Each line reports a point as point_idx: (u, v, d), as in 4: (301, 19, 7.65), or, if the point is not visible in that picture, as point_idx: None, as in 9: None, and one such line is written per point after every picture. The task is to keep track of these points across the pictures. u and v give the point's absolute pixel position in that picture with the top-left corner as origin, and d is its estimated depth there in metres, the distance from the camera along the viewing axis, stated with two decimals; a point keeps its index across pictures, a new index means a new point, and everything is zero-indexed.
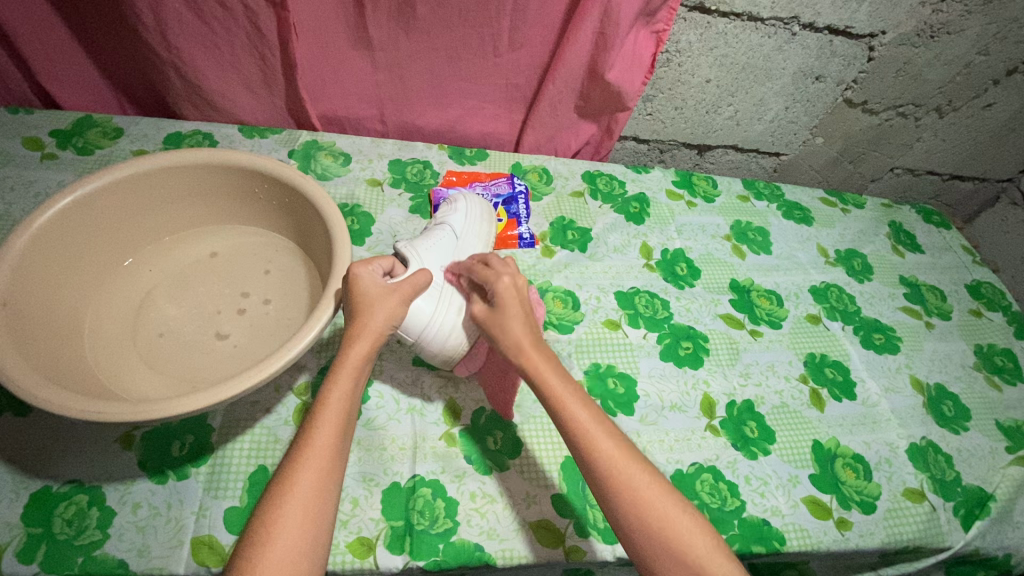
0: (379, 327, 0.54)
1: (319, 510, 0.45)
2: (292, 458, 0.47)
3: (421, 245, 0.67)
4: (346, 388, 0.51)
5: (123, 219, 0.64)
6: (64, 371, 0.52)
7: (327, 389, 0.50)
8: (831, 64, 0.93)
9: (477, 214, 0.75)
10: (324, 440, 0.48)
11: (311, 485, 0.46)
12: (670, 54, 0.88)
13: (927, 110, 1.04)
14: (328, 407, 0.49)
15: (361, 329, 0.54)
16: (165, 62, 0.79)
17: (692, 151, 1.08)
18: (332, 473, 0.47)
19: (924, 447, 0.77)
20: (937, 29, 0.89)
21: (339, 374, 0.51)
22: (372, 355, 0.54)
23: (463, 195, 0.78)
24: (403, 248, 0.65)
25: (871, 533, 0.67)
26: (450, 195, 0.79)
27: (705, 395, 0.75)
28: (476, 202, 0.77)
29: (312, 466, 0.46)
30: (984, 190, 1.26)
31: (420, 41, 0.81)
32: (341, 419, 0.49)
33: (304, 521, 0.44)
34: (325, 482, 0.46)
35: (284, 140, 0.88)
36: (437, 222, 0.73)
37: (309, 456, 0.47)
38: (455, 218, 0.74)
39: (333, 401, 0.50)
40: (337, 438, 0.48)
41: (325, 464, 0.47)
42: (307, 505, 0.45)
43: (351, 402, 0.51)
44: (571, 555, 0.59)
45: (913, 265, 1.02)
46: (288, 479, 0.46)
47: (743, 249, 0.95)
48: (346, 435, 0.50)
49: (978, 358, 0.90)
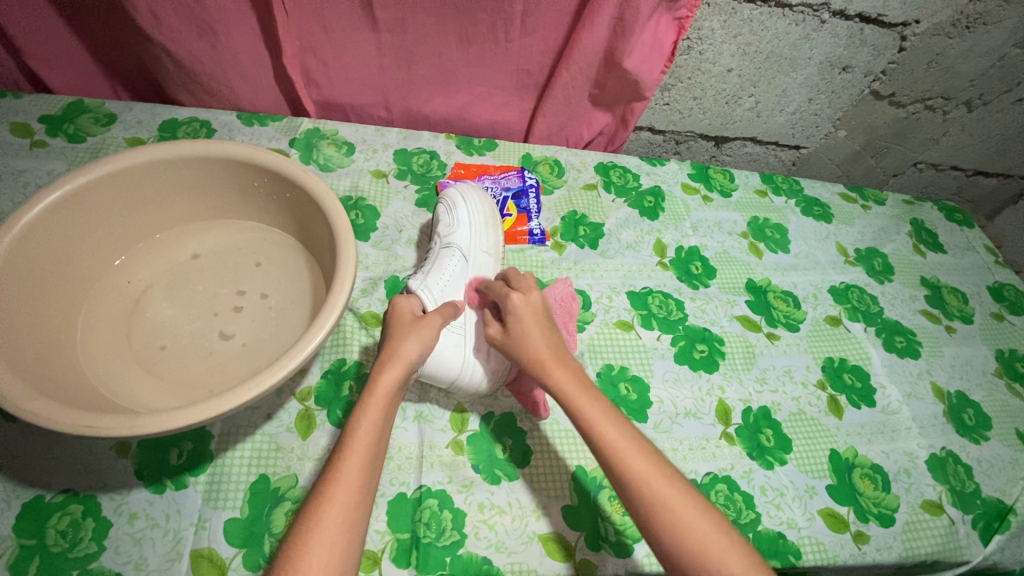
0: (409, 355, 0.53)
1: (343, 551, 0.42)
2: (317, 492, 0.45)
3: (435, 282, 0.66)
4: (375, 418, 0.49)
5: (115, 216, 0.60)
6: (53, 379, 0.50)
7: (357, 418, 0.48)
8: (859, 54, 0.88)
9: (480, 223, 0.72)
10: (352, 474, 0.45)
11: (335, 523, 0.43)
12: (691, 41, 0.83)
13: (956, 104, 1.00)
14: (357, 438, 0.47)
15: (392, 357, 0.53)
16: (159, 44, 0.74)
17: (709, 143, 1.04)
18: (358, 509, 0.45)
19: (944, 457, 0.75)
20: (974, 18, 0.85)
21: (370, 403, 0.49)
22: (402, 384, 0.52)
23: (461, 199, 0.74)
24: (419, 292, 0.63)
25: (889, 547, 0.65)
26: (445, 199, 0.74)
27: (720, 402, 0.72)
28: (474, 203, 0.73)
29: (337, 503, 0.44)
30: (1009, 186, 1.22)
31: (427, 24, 0.76)
32: (370, 450, 0.47)
33: (329, 564, 0.41)
34: (350, 520, 0.44)
35: (285, 128, 0.84)
36: (441, 243, 0.70)
37: (335, 489, 0.44)
38: (459, 235, 0.71)
39: (361, 432, 0.48)
40: (366, 471, 0.46)
41: (352, 498, 0.45)
42: (331, 545, 0.42)
43: (380, 433, 0.48)
44: (581, 569, 0.57)
45: (934, 265, 0.98)
46: (314, 515, 0.43)
47: (760, 247, 0.91)
48: (375, 467, 0.47)
49: (1000, 364, 0.88)
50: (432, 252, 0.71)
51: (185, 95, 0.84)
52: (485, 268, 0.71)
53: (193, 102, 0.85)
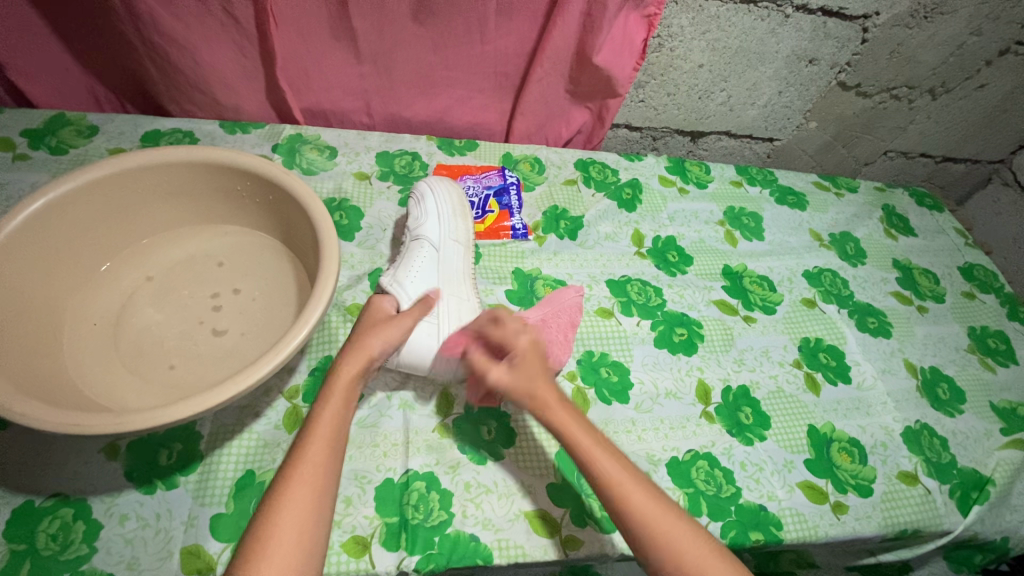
0: (374, 348, 0.55)
1: (310, 526, 0.45)
2: (283, 477, 0.47)
3: (406, 275, 0.66)
4: (337, 404, 0.51)
5: (97, 223, 0.61)
6: (41, 382, 0.50)
7: (318, 408, 0.51)
8: (824, 47, 0.91)
9: (447, 214, 0.74)
10: (315, 458, 0.47)
11: (301, 506, 0.45)
12: (661, 39, 0.86)
13: (921, 92, 1.03)
14: (318, 428, 0.49)
15: (355, 345, 0.55)
16: (141, 54, 0.76)
17: (684, 138, 1.07)
18: (322, 491, 0.47)
19: (919, 430, 0.77)
20: (931, 9, 0.88)
21: (330, 395, 0.51)
22: (364, 375, 0.54)
23: (428, 190, 0.76)
24: (392, 289, 0.63)
25: (869, 517, 0.67)
26: (414, 195, 0.76)
27: (700, 382, 0.74)
28: (440, 195, 0.76)
29: (303, 486, 0.46)
30: (977, 171, 1.27)
31: (404, 29, 0.78)
32: (334, 433, 0.50)
33: (294, 543, 0.43)
34: (314, 500, 0.46)
35: (267, 134, 0.86)
36: (412, 238, 0.72)
37: (298, 472, 0.46)
38: (429, 228, 0.72)
39: (323, 420, 0.50)
40: (327, 456, 0.48)
41: (316, 479, 0.47)
42: (297, 524, 0.44)
43: (339, 421, 0.51)
44: (567, 546, 0.58)
45: (905, 248, 1.01)
46: (280, 499, 0.45)
47: (735, 235, 0.94)
48: (337, 453, 0.49)
49: (972, 340, 0.91)
50: (402, 249, 0.72)
51: (168, 104, 0.85)
52: (456, 257, 0.72)
53: (176, 112, 0.86)
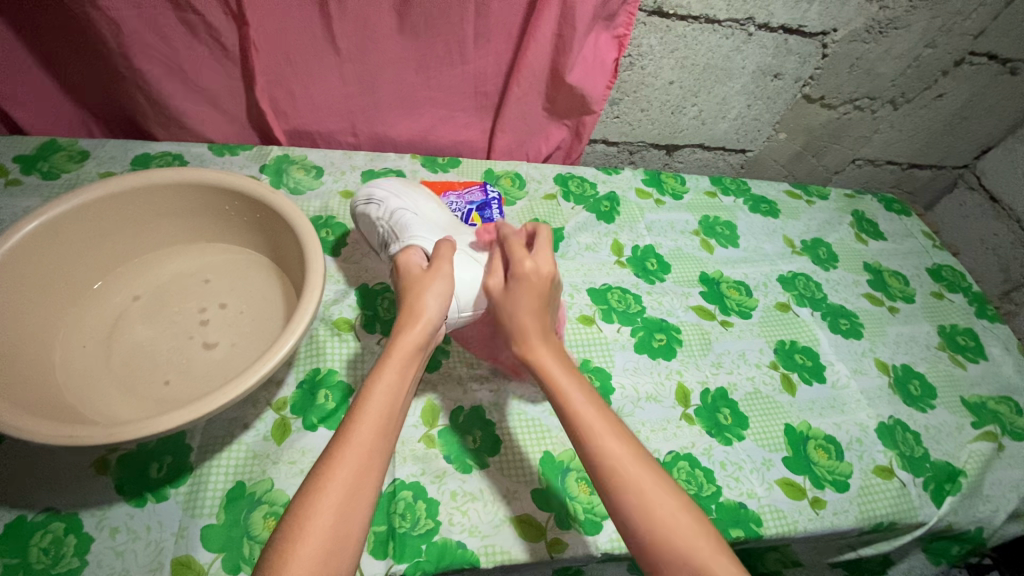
0: (428, 317, 0.54)
1: (351, 506, 0.41)
2: (331, 447, 0.44)
3: (414, 229, 0.66)
4: (391, 379, 0.49)
5: (90, 243, 0.63)
6: (34, 397, 0.52)
7: (372, 379, 0.48)
8: (788, 62, 0.96)
9: (400, 187, 0.75)
10: (367, 429, 0.45)
11: (346, 480, 0.42)
12: (632, 58, 0.90)
13: (883, 103, 1.08)
14: (371, 400, 0.47)
15: (411, 320, 0.54)
16: (131, 81, 0.79)
17: (661, 152, 1.11)
18: (373, 465, 0.44)
19: (892, 425, 0.79)
20: (885, 25, 0.93)
21: (385, 366, 0.49)
22: (422, 346, 0.53)
23: (369, 188, 0.76)
24: (412, 242, 0.64)
25: (846, 511, 0.69)
26: (360, 198, 0.76)
27: (679, 385, 0.77)
28: (384, 184, 0.76)
29: (350, 458, 0.43)
30: (943, 176, 1.33)
31: (386, 53, 0.82)
32: (386, 408, 0.47)
33: (338, 519, 0.41)
34: (361, 475, 0.43)
35: (255, 156, 0.88)
36: (388, 216, 0.71)
37: (348, 445, 0.44)
38: (393, 202, 0.72)
39: (377, 392, 0.48)
40: (381, 429, 0.46)
41: (364, 454, 0.44)
42: (342, 498, 0.42)
43: (395, 394, 0.48)
44: (553, 549, 0.60)
45: (876, 251, 1.05)
46: (326, 470, 0.43)
47: (711, 243, 0.97)
48: (392, 428, 0.47)
49: (942, 338, 0.94)
50: (385, 231, 0.70)
51: (157, 129, 0.88)
52: (432, 211, 0.74)
53: (165, 136, 0.89)
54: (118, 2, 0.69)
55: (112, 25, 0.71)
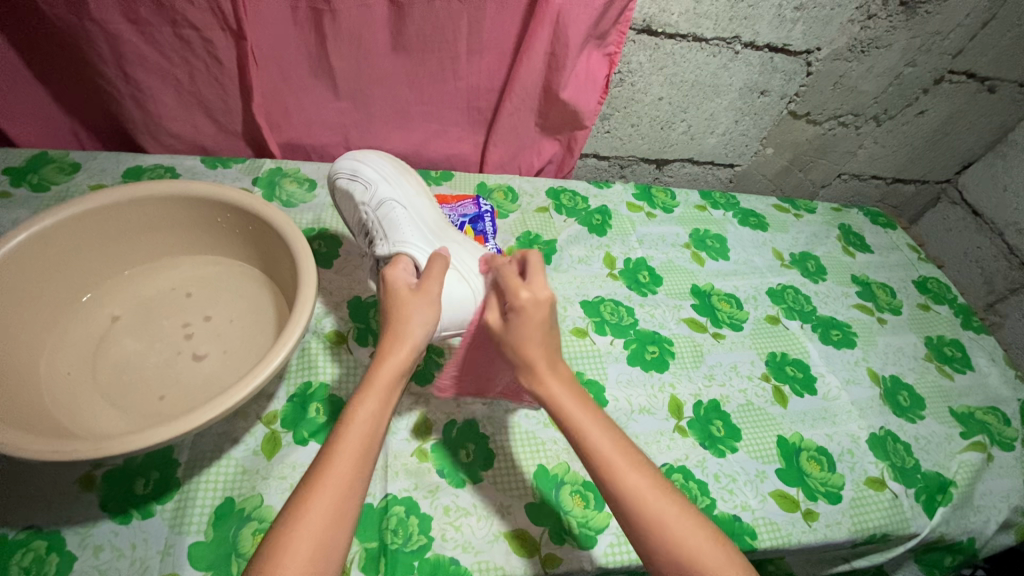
0: (415, 338, 0.52)
1: (325, 545, 0.40)
2: (308, 481, 0.43)
3: (405, 232, 0.64)
4: (372, 409, 0.47)
5: (78, 256, 0.63)
6: (18, 411, 0.51)
7: (354, 407, 0.47)
8: (773, 80, 0.98)
9: (392, 171, 0.73)
10: (346, 463, 0.44)
11: (323, 520, 0.41)
12: (622, 74, 0.92)
13: (866, 119, 1.11)
14: (351, 430, 0.45)
15: (395, 343, 0.51)
16: (124, 94, 0.79)
17: (651, 166, 1.13)
18: (350, 501, 0.43)
19: (883, 437, 0.80)
20: (867, 44, 0.96)
21: (369, 394, 0.47)
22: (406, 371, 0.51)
23: (360, 161, 0.72)
24: (402, 248, 0.62)
25: (839, 523, 0.69)
26: (344, 172, 0.72)
27: (672, 397, 0.77)
28: (375, 161, 0.73)
29: (328, 493, 0.42)
30: (927, 191, 1.36)
31: (380, 68, 0.83)
32: (365, 443, 0.45)
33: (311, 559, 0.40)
34: (338, 513, 0.42)
35: (248, 169, 0.88)
36: (376, 206, 0.68)
37: (326, 478, 0.43)
38: (384, 190, 0.69)
39: (359, 422, 0.46)
40: (360, 462, 0.44)
41: (340, 491, 0.42)
42: (316, 538, 0.40)
43: (376, 424, 0.46)
44: (547, 564, 0.59)
45: (864, 264, 1.07)
46: (301, 507, 0.41)
47: (702, 255, 0.98)
48: (370, 462, 0.45)
49: (930, 349, 0.95)
50: (371, 223, 0.67)
51: (149, 142, 0.87)
52: (425, 208, 0.70)
53: (157, 148, 0.89)
54: (112, 17, 0.70)
55: (105, 39, 0.72)
